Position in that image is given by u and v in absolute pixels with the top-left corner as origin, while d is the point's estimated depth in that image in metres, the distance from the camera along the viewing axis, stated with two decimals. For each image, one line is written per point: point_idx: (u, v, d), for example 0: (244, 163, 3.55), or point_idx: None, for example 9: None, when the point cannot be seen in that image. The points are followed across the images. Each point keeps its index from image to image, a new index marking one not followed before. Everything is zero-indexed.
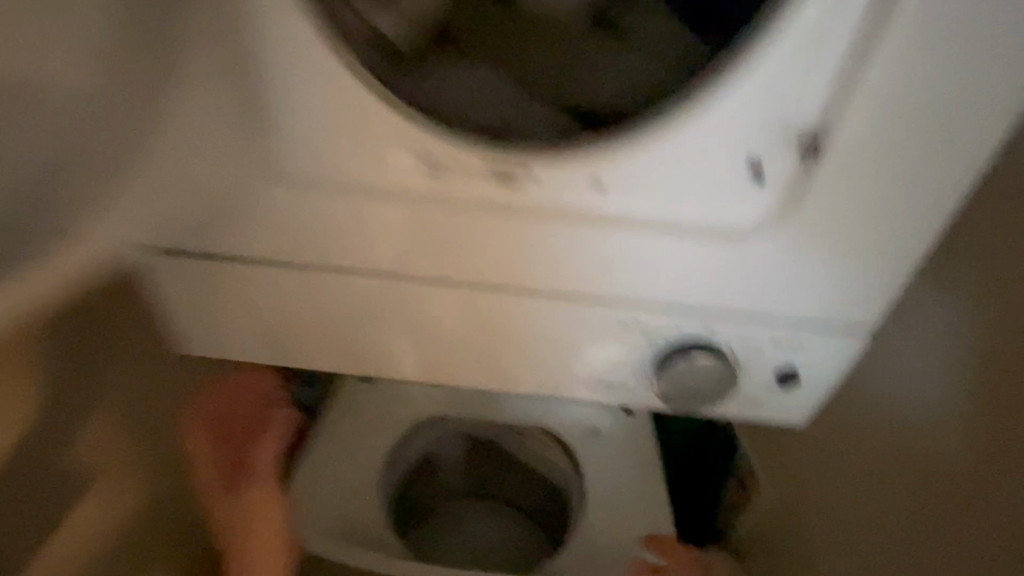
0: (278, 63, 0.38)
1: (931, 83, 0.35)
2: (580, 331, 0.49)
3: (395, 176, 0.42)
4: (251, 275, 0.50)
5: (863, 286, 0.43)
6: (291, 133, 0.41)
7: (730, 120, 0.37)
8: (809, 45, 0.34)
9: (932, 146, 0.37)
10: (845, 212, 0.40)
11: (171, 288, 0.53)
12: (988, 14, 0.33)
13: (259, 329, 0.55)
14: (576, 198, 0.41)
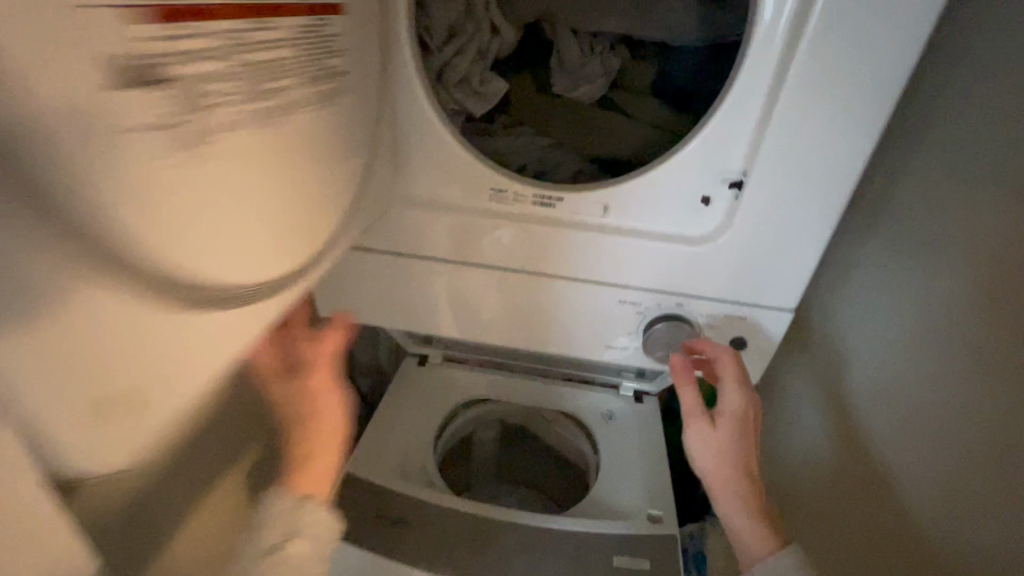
0: (401, 119, 0.59)
1: (817, 136, 0.51)
2: (588, 306, 0.66)
3: (467, 195, 0.62)
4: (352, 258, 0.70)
5: (791, 275, 0.60)
6: (400, 162, 0.61)
7: (687, 164, 0.55)
8: (733, 116, 0.52)
9: (824, 176, 0.53)
10: (775, 222, 0.56)
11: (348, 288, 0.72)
12: (847, 90, 0.49)
13: (348, 300, 0.74)
14: (588, 215, 0.60)
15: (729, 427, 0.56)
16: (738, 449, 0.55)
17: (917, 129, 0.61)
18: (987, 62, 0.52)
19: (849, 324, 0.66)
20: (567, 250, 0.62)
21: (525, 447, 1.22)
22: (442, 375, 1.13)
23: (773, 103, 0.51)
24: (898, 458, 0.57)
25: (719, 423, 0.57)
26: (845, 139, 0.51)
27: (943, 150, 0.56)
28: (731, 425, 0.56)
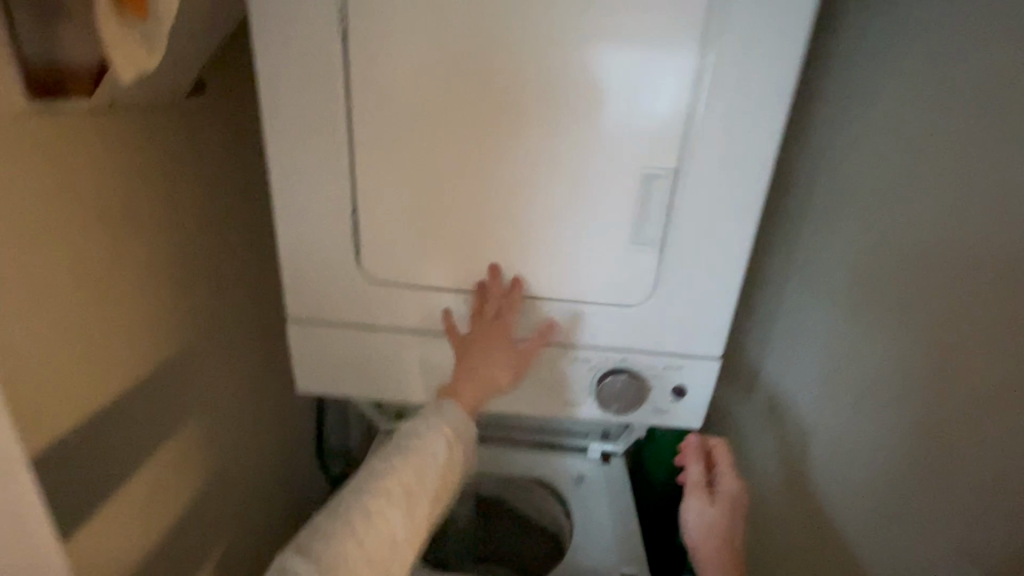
0: (378, 209, 0.70)
1: (714, 208, 0.65)
2: (544, 368, 0.75)
3: (433, 271, 0.72)
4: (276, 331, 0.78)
5: (714, 327, 0.70)
6: (375, 245, 0.72)
7: (613, 237, 0.68)
8: (644, 199, 0.66)
9: (726, 240, 0.67)
10: (693, 286, 0.69)
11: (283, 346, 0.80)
12: (730, 173, 0.64)
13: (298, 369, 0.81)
14: (537, 283, 0.71)
15: (720, 512, 0.70)
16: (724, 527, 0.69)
17: (816, 215, 0.78)
18: (857, 167, 0.70)
19: (808, 370, 0.78)
20: (525, 316, 0.72)
21: (499, 519, 1.22)
22: None
23: (677, 185, 0.65)
24: (856, 484, 0.67)
25: (713, 508, 0.70)
26: (734, 220, 0.66)
27: (844, 229, 0.72)
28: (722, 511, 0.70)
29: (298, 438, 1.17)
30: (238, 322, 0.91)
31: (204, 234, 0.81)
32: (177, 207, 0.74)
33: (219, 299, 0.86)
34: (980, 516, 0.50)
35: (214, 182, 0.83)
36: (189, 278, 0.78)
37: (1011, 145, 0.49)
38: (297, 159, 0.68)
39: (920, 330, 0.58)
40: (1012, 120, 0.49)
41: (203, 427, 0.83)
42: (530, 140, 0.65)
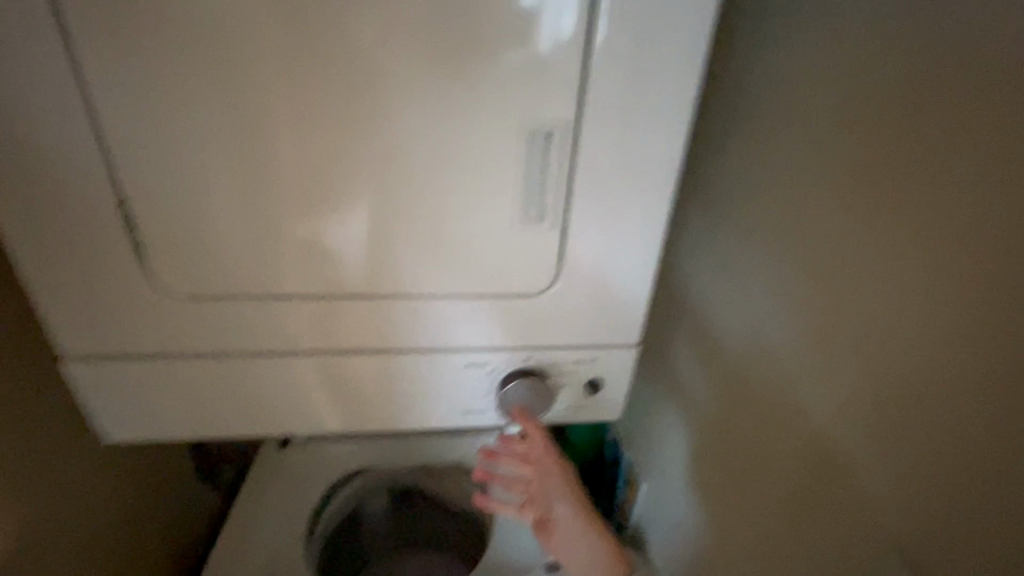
0: (177, 193, 0.50)
1: (625, 168, 0.52)
2: (436, 377, 0.61)
3: (273, 272, 0.54)
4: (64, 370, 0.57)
5: (629, 309, 0.59)
6: (183, 246, 0.52)
7: (502, 214, 0.53)
8: (536, 161, 0.51)
9: (639, 207, 0.54)
10: (602, 268, 0.57)
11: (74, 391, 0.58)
12: (641, 122, 0.50)
13: (111, 415, 0.60)
14: (411, 278, 0.55)
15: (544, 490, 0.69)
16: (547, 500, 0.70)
17: (730, 173, 0.68)
18: (774, 119, 0.60)
19: (723, 345, 0.72)
20: (400, 321, 0.58)
21: (419, 509, 1.13)
22: (309, 456, 1.01)
23: (578, 142, 0.50)
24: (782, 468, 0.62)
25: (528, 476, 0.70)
26: (646, 188, 0.54)
27: (761, 192, 0.63)
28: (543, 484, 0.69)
29: (171, 465, 0.97)
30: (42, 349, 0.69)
31: None
32: None
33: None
34: (908, 517, 0.46)
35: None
36: None
37: (957, 95, 0.41)
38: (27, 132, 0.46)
39: (849, 311, 0.51)
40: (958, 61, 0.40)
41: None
42: (367, 91, 0.47)
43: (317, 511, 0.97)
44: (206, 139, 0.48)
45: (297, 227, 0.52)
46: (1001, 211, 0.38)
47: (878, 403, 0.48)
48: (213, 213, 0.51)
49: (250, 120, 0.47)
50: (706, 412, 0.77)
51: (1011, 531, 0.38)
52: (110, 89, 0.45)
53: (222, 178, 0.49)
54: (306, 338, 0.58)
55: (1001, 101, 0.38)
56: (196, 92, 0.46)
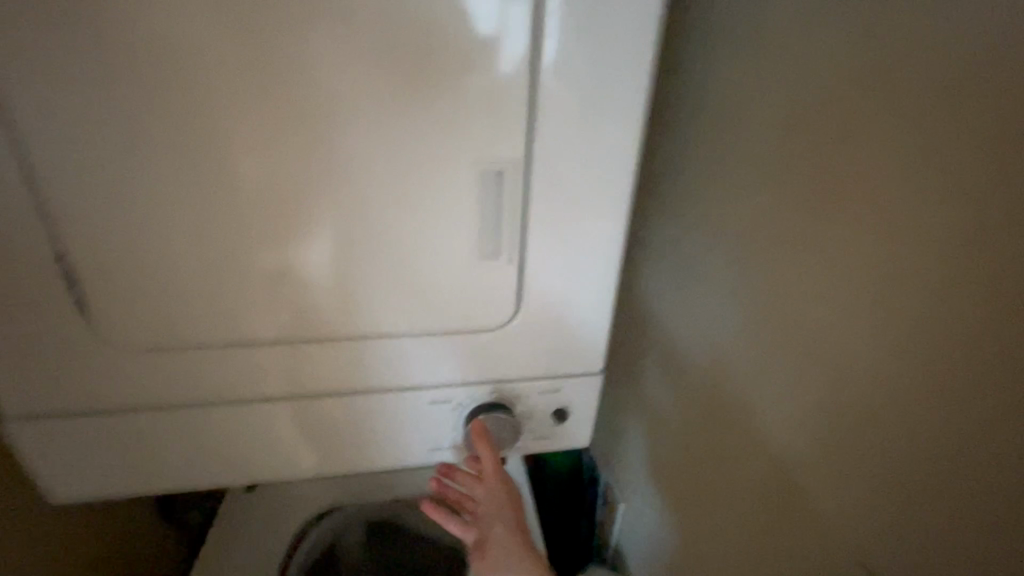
0: (122, 245, 0.48)
1: (577, 201, 0.53)
2: (401, 415, 0.60)
3: (225, 319, 0.53)
4: (5, 432, 0.54)
5: (590, 338, 0.60)
6: (129, 297, 0.51)
7: (458, 251, 0.53)
8: (488, 198, 0.51)
9: (592, 238, 0.55)
10: (561, 299, 0.57)
11: (16, 452, 0.56)
12: (591, 157, 0.51)
13: (57, 476, 0.58)
14: (370, 317, 0.55)
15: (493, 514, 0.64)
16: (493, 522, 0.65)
17: (681, 198, 0.70)
18: (716, 148, 0.62)
19: (685, 366, 0.73)
20: (360, 361, 0.57)
21: (396, 543, 1.10)
22: (277, 495, 0.98)
23: (529, 178, 0.51)
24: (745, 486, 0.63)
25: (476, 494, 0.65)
26: (599, 219, 0.54)
27: (710, 218, 0.65)
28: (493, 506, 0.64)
29: (131, 518, 0.93)
30: None
31: None
32: None
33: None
34: (866, 534, 0.47)
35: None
36: None
37: (879, 128, 0.43)
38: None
39: (797, 333, 0.53)
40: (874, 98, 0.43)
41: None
42: (314, 136, 0.47)
43: (288, 554, 0.94)
44: (149, 189, 0.47)
45: (248, 272, 0.51)
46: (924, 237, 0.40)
47: (830, 423, 0.49)
48: (160, 262, 0.50)
49: (193, 168, 0.46)
50: (673, 431, 0.78)
51: (958, 550, 0.39)
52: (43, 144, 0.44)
53: (168, 227, 0.48)
54: (262, 384, 0.56)
55: (919, 135, 0.40)
56: (136, 141, 0.45)
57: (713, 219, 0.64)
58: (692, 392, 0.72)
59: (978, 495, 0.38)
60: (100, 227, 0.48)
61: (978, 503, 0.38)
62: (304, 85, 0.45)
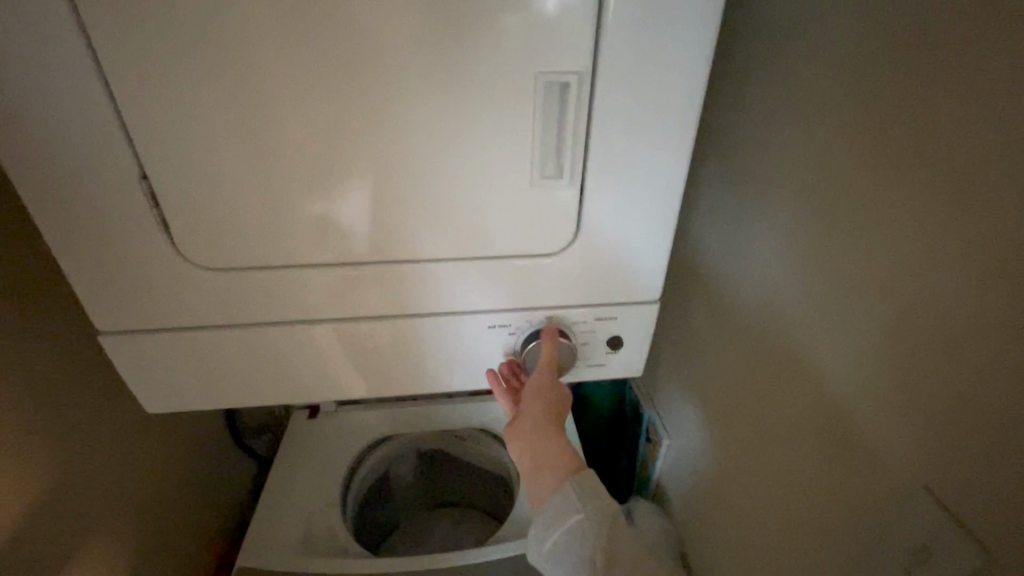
0: (197, 166, 0.50)
1: (642, 119, 0.51)
2: (460, 340, 0.62)
3: (293, 243, 0.54)
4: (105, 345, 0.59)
5: (649, 266, 0.59)
6: (206, 219, 0.52)
7: (518, 172, 0.52)
8: (549, 115, 0.50)
9: (657, 159, 0.53)
10: (620, 227, 0.56)
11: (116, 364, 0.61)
12: (660, 69, 0.48)
13: (152, 387, 0.63)
14: (430, 242, 0.55)
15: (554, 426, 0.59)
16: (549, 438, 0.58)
17: (757, 121, 0.67)
18: (805, 62, 0.59)
19: (747, 301, 0.71)
20: (423, 285, 0.58)
21: (447, 470, 1.17)
22: (339, 423, 1.05)
23: (594, 93, 0.49)
24: (805, 416, 0.62)
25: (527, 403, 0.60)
26: (666, 141, 0.52)
27: (791, 140, 0.62)
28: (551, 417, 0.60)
29: (206, 435, 1.01)
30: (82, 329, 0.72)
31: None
32: None
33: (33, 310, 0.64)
34: (936, 459, 0.46)
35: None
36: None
37: (1001, 21, 0.38)
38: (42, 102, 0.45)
39: (878, 257, 0.50)
40: None
41: (42, 480, 0.64)
42: (379, 50, 0.46)
43: (351, 472, 1.02)
44: (219, 108, 0.47)
45: (314, 195, 0.52)
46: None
47: (911, 345, 0.47)
48: (233, 184, 0.51)
49: (263, 84, 0.46)
50: (728, 366, 0.77)
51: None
52: (123, 53, 0.44)
53: (238, 147, 0.49)
54: (332, 307, 0.59)
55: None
56: (207, 58, 0.45)
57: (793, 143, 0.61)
58: (753, 325, 0.71)
59: None
60: (176, 148, 0.49)
61: None
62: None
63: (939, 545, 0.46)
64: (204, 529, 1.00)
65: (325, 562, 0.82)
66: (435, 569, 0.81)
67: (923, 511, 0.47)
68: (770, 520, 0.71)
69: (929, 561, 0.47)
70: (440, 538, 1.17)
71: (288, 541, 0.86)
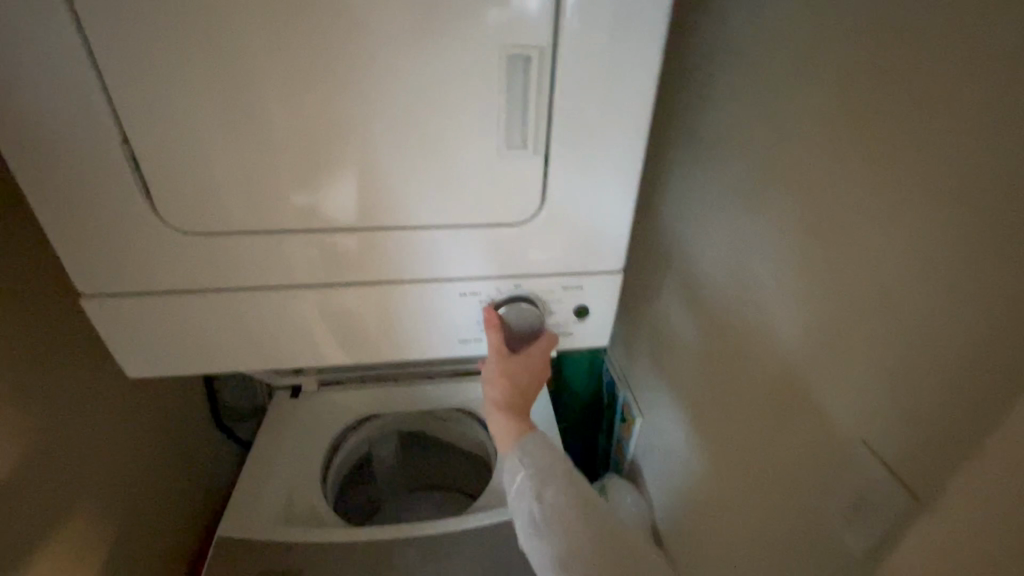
0: (177, 131, 0.52)
1: (603, 93, 0.54)
2: (434, 306, 0.65)
3: (272, 208, 0.57)
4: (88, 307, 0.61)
5: (612, 236, 0.63)
6: (186, 183, 0.54)
7: (486, 143, 0.55)
8: (514, 88, 0.53)
9: (617, 132, 0.56)
10: (585, 198, 0.59)
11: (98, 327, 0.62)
12: (617, 44, 0.52)
13: (134, 351, 0.65)
14: (406, 209, 0.58)
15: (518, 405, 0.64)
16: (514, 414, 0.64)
17: (720, 103, 0.70)
18: (763, 44, 0.62)
19: (713, 275, 0.75)
20: (401, 252, 0.61)
21: (428, 451, 1.19)
22: (321, 401, 1.06)
23: (556, 67, 0.52)
24: (762, 380, 0.66)
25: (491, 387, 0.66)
26: (625, 114, 0.55)
27: (750, 118, 0.65)
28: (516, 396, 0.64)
29: (187, 413, 1.03)
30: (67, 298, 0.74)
31: None
32: None
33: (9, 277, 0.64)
34: (866, 407, 0.50)
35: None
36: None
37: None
38: (21, 62, 0.47)
39: (823, 224, 0.54)
40: None
41: (27, 443, 0.66)
42: (355, 20, 0.48)
43: (331, 450, 1.03)
44: (199, 75, 0.49)
45: (292, 162, 0.54)
46: (955, 100, 0.40)
47: (848, 303, 0.51)
48: (211, 150, 0.53)
49: (241, 50, 0.48)
50: (696, 339, 0.81)
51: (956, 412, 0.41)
52: (105, 15, 0.46)
53: (217, 113, 0.51)
54: (311, 273, 0.61)
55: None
56: (186, 23, 0.47)
57: (754, 122, 0.64)
58: (717, 298, 0.74)
59: (973, 354, 0.39)
60: (155, 113, 0.51)
61: (970, 361, 0.39)
62: None
63: (869, 486, 0.49)
64: (185, 506, 1.02)
65: (303, 532, 0.84)
66: (411, 537, 0.83)
67: (858, 457, 0.51)
68: (732, 482, 0.74)
69: (862, 503, 0.50)
70: (421, 518, 1.19)
71: (269, 513, 0.88)
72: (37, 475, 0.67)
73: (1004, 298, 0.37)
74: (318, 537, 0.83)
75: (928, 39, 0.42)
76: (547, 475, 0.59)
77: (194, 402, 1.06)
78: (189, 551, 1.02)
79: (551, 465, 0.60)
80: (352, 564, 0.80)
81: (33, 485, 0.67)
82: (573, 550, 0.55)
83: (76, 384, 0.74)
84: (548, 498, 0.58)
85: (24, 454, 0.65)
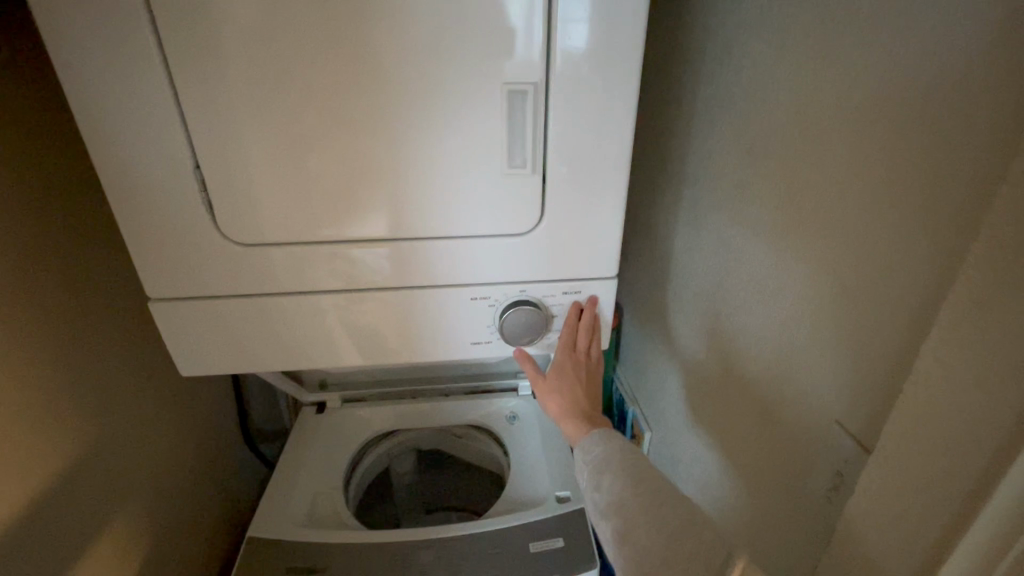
0: (235, 160, 0.62)
1: (588, 121, 0.64)
2: (450, 309, 0.74)
3: (310, 224, 0.67)
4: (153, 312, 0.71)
5: (605, 244, 0.72)
6: (241, 204, 0.65)
7: (491, 164, 0.65)
8: (513, 118, 0.63)
9: (603, 153, 0.66)
10: (578, 211, 0.69)
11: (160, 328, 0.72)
12: (599, 80, 0.62)
13: (188, 351, 0.75)
14: (424, 224, 0.68)
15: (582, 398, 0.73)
16: (581, 404, 0.72)
17: (698, 130, 0.79)
18: (730, 77, 0.71)
19: (702, 284, 0.82)
20: (421, 261, 0.70)
21: (444, 469, 1.24)
22: (343, 415, 1.13)
23: (548, 101, 0.62)
24: (746, 373, 0.72)
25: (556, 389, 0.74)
26: (610, 137, 0.65)
27: (724, 140, 0.73)
28: (576, 391, 0.74)
29: (219, 427, 1.11)
30: (128, 309, 0.85)
31: (58, 216, 0.72)
32: (22, 188, 0.66)
33: (77, 288, 0.74)
34: (838, 389, 0.55)
35: (28, 143, 0.68)
36: (68, 266, 0.73)
37: (854, 33, 0.50)
38: (120, 104, 0.58)
39: (787, 227, 0.61)
40: (856, 8, 0.50)
41: (80, 436, 0.74)
42: (382, 68, 0.59)
43: (353, 463, 1.09)
44: (253, 114, 0.60)
45: (328, 185, 0.64)
46: (880, 112, 0.47)
47: (810, 296, 0.58)
48: (260, 175, 0.63)
49: (292, 90, 0.59)
50: (691, 344, 0.88)
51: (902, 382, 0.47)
52: (184, 69, 0.57)
53: (267, 145, 0.62)
54: (343, 282, 0.71)
55: (878, 36, 0.47)
56: (246, 76, 0.58)
57: (726, 144, 0.73)
58: (706, 303, 0.81)
59: (913, 328, 0.45)
60: (217, 145, 0.61)
61: (914, 335, 0.45)
62: (365, 21, 0.57)
63: (846, 463, 0.54)
64: (214, 515, 1.07)
65: (323, 532, 0.89)
66: (428, 538, 0.87)
67: (834, 436, 0.56)
68: (731, 478, 0.78)
69: (841, 478, 0.55)
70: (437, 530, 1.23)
71: (295, 516, 0.94)
72: (95, 462, 0.77)
73: (932, 276, 0.43)
74: (340, 537, 0.88)
75: (857, 64, 0.50)
76: (603, 465, 0.61)
77: (227, 415, 1.14)
78: (215, 560, 1.07)
79: (606, 456, 0.62)
80: (371, 563, 0.85)
81: (91, 471, 0.76)
82: (632, 522, 0.55)
83: (130, 385, 0.84)
84: (607, 484, 0.59)
85: (88, 440, 0.75)
